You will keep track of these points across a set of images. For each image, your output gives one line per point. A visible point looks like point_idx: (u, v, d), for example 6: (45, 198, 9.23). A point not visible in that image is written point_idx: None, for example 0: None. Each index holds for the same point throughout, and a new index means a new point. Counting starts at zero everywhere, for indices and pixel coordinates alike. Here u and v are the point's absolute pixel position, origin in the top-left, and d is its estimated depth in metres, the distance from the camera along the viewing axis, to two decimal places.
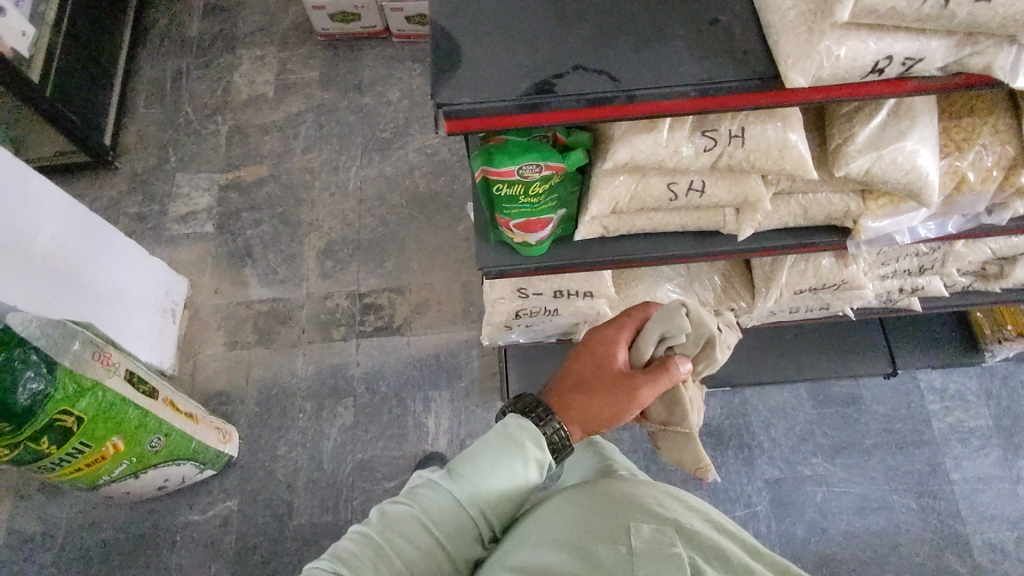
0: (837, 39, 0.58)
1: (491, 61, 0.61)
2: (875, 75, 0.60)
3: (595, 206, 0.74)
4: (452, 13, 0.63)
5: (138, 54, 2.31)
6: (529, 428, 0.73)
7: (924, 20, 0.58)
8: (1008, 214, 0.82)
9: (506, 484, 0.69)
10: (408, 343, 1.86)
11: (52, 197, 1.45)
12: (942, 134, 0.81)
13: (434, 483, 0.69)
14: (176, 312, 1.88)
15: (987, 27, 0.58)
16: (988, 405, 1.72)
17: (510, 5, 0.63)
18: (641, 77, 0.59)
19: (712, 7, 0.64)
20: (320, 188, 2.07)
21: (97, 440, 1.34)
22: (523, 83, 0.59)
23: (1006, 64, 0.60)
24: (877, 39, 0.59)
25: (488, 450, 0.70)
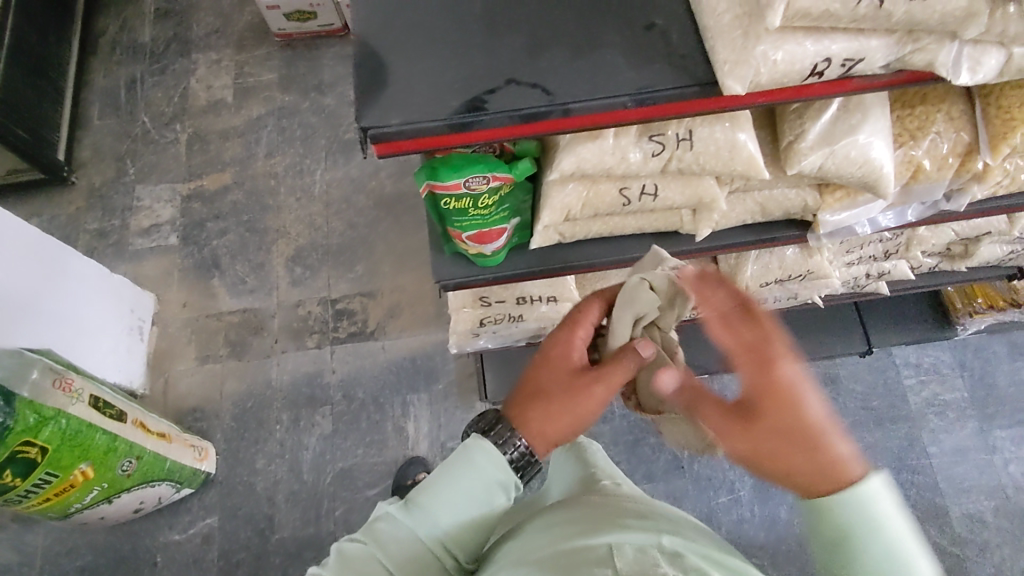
0: (773, 43, 0.57)
1: (423, 79, 0.60)
2: (816, 78, 0.60)
3: (547, 215, 0.73)
4: (381, 29, 0.63)
5: (89, 63, 2.24)
6: (490, 450, 0.71)
7: (860, 20, 0.57)
8: (967, 200, 0.82)
9: (468, 510, 0.68)
10: (383, 347, 1.83)
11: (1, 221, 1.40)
12: (896, 124, 0.81)
13: (393, 517, 0.67)
14: (143, 329, 1.83)
15: (926, 25, 0.58)
16: (962, 378, 1.73)
17: (440, 20, 0.63)
18: (576, 89, 0.59)
19: (650, 11, 0.63)
20: (285, 194, 2.03)
21: (64, 468, 1.31)
22: (454, 102, 0.59)
23: (949, 61, 0.61)
24: (816, 41, 0.58)
25: (447, 478, 0.69)
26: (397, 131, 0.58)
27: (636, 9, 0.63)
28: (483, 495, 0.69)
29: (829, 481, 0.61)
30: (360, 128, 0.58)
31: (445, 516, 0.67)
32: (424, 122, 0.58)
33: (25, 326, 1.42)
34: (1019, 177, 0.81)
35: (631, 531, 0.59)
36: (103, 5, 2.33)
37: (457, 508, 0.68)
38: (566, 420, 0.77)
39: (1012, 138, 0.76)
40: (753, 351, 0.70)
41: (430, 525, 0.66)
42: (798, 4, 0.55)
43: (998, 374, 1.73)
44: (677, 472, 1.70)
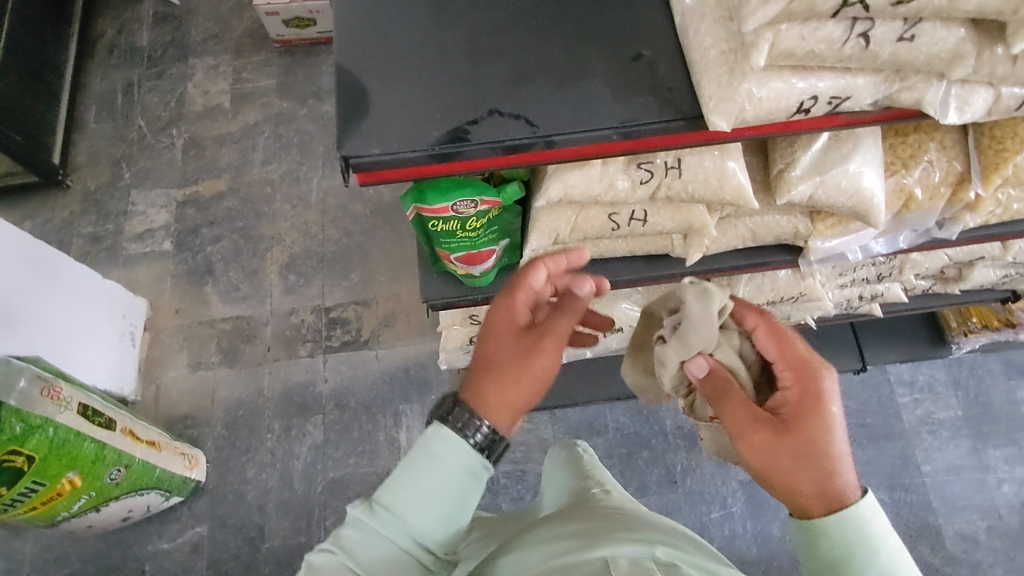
0: (758, 82, 0.58)
1: (407, 105, 0.60)
2: (803, 114, 0.61)
3: (536, 239, 0.74)
4: (358, 55, 0.62)
5: (86, 67, 2.23)
6: (449, 439, 0.65)
7: (846, 61, 0.58)
8: (959, 228, 0.82)
9: (438, 509, 0.64)
10: (377, 356, 1.83)
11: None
12: (889, 152, 0.80)
13: (362, 522, 0.65)
14: (135, 335, 1.82)
15: (913, 65, 0.59)
16: (956, 396, 1.73)
17: (421, 46, 0.62)
18: (560, 120, 0.59)
19: (635, 40, 0.63)
20: (280, 201, 2.02)
21: (51, 477, 1.29)
22: (435, 132, 0.59)
23: (936, 99, 0.61)
24: (801, 79, 0.60)
25: (409, 474, 0.64)
26: (380, 160, 0.58)
27: (619, 39, 0.63)
28: (451, 487, 0.65)
29: (829, 499, 0.70)
30: (341, 157, 0.58)
31: (415, 520, 0.64)
32: (406, 152, 0.58)
33: (14, 333, 1.41)
34: (1012, 207, 0.81)
35: (625, 543, 0.57)
36: (101, 8, 2.33)
37: (424, 508, 0.64)
38: (526, 385, 0.71)
39: (1005, 169, 0.76)
40: (794, 365, 0.77)
41: (401, 531, 0.64)
42: (783, 43, 0.56)
43: (992, 393, 1.73)
44: (670, 487, 1.69)
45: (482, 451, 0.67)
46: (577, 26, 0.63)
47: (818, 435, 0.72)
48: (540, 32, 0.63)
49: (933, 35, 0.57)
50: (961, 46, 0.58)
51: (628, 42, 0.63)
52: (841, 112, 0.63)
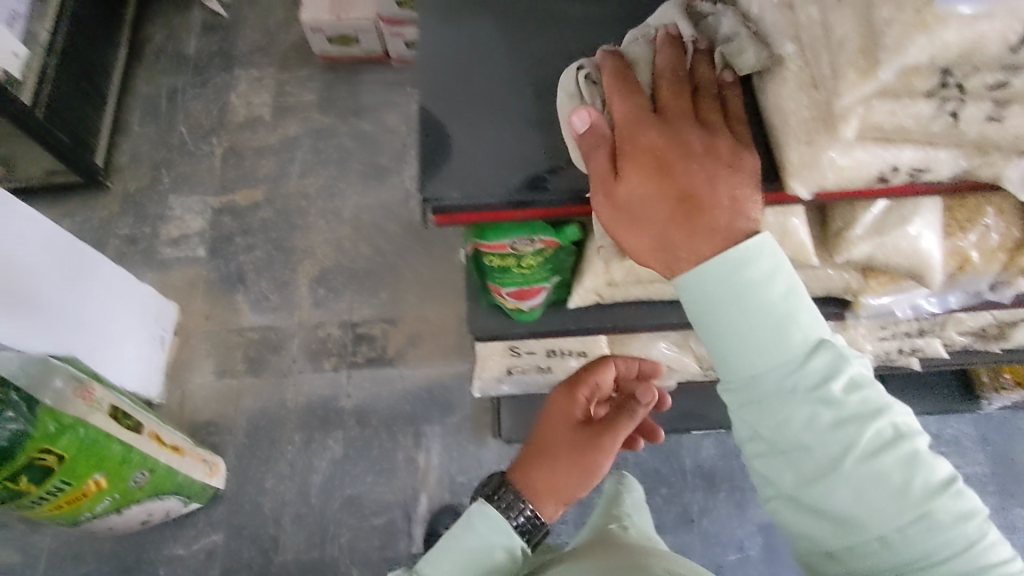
0: (841, 150, 0.55)
1: (490, 149, 0.62)
2: (881, 183, 0.59)
3: (590, 279, 0.74)
4: (441, 98, 0.64)
5: (134, 71, 2.28)
6: (492, 517, 0.75)
7: (933, 137, 0.55)
8: (1012, 291, 0.83)
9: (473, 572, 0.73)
10: (401, 375, 1.84)
11: (34, 229, 1.43)
12: (946, 214, 0.79)
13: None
14: (165, 339, 1.84)
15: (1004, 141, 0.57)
16: (984, 452, 1.70)
17: (502, 93, 0.64)
18: None
19: None
20: (315, 215, 2.06)
21: (78, 477, 1.30)
22: (515, 178, 0.61)
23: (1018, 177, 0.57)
24: (884, 150, 0.56)
25: (451, 544, 0.74)
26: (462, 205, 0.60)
27: None
28: (490, 562, 0.74)
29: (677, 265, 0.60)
30: (423, 200, 0.60)
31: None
32: (485, 198, 0.60)
33: (50, 333, 1.44)
34: None
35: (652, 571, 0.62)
36: (153, 15, 2.38)
37: (464, 567, 0.73)
38: (577, 474, 0.84)
39: None
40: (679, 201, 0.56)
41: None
42: (875, 118, 0.53)
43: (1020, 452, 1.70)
44: (687, 526, 1.68)
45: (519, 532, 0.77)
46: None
47: (727, 222, 0.57)
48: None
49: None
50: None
51: None
52: (914, 182, 0.61)
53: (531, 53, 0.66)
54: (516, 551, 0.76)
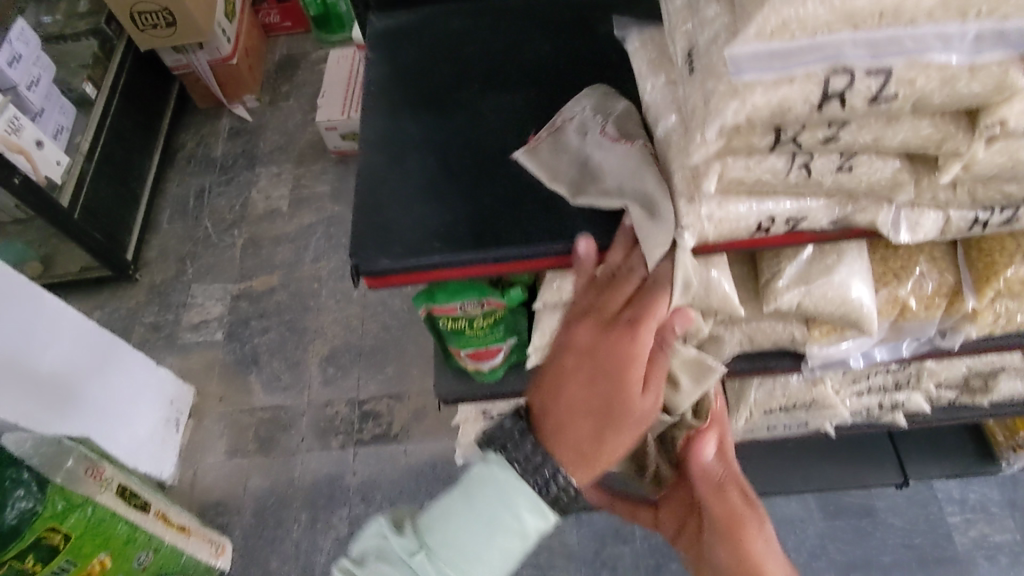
0: (718, 204, 0.53)
1: (408, 222, 0.57)
2: (762, 234, 0.55)
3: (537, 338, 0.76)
4: (385, 161, 0.61)
5: (166, 173, 2.46)
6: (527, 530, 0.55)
7: (876, 190, 0.53)
8: (962, 338, 0.75)
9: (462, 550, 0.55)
10: (406, 451, 1.82)
11: (44, 309, 1.42)
12: (878, 263, 0.74)
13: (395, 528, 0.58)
14: (180, 421, 1.88)
15: (862, 189, 0.53)
16: (1014, 518, 1.57)
17: (443, 163, 0.60)
18: (536, 233, 0.55)
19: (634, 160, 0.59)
20: (326, 296, 2.12)
21: (83, 557, 1.29)
22: (437, 240, 0.55)
23: (890, 220, 0.55)
24: (758, 202, 0.54)
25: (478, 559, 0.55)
26: (392, 268, 0.55)
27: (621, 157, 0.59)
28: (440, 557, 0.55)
29: None
30: (350, 262, 0.55)
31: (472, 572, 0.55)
32: (417, 259, 0.55)
33: (59, 419, 1.43)
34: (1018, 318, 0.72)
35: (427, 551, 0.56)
36: (186, 123, 2.58)
37: None
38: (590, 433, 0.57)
39: (997, 282, 0.69)
40: None
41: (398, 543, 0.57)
42: (731, 174, 0.52)
43: None
44: None
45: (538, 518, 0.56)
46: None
47: None
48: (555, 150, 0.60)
49: (870, 166, 0.52)
50: (898, 175, 0.52)
51: None
52: (803, 230, 0.56)
53: (473, 119, 0.62)
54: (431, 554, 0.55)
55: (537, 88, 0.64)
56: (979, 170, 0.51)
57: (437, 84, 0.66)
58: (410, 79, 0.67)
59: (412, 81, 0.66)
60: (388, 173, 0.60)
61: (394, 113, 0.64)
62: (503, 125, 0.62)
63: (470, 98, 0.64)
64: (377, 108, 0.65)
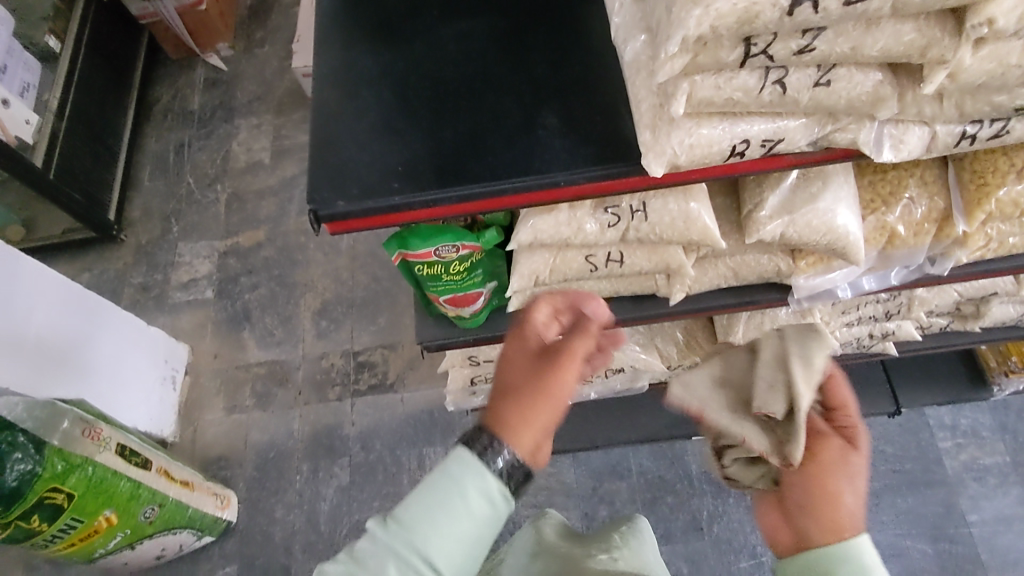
0: (688, 129, 0.50)
1: (365, 163, 0.54)
2: (737, 158, 0.52)
3: (516, 282, 0.74)
4: (341, 100, 0.57)
5: (143, 129, 2.38)
6: (485, 486, 0.49)
7: (858, 106, 0.50)
8: (952, 264, 0.72)
9: (433, 516, 0.48)
10: (402, 399, 1.83)
11: (24, 276, 1.38)
12: (867, 190, 0.72)
13: (367, 537, 0.48)
14: (176, 379, 1.88)
15: (841, 107, 0.50)
16: (1004, 440, 1.59)
17: (401, 99, 0.56)
18: (499, 168, 0.52)
19: (605, 86, 0.55)
20: (314, 249, 2.09)
21: (88, 515, 1.31)
22: (396, 181, 0.53)
23: (872, 139, 0.52)
24: (731, 124, 0.51)
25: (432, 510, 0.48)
26: (350, 212, 0.52)
27: (591, 85, 0.55)
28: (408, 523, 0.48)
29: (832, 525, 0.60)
30: (307, 208, 0.52)
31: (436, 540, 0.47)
32: (375, 201, 0.52)
33: (47, 382, 1.42)
34: (1008, 240, 0.71)
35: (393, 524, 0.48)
36: (159, 76, 2.49)
37: None
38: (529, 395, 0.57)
39: (989, 205, 0.66)
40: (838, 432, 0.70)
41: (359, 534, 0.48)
42: (699, 94, 0.49)
43: None
44: (696, 533, 1.61)
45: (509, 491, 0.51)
46: (564, 65, 0.56)
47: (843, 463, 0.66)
48: (521, 79, 0.56)
49: (848, 80, 0.49)
50: (879, 88, 0.49)
51: (592, 95, 0.55)
52: (782, 153, 0.53)
53: (434, 50, 0.58)
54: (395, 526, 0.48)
55: (501, 14, 0.60)
56: (966, 79, 0.48)
57: (396, 15, 0.61)
58: (366, 10, 0.62)
59: (367, 12, 0.62)
60: (344, 113, 0.56)
61: (351, 49, 0.60)
62: (465, 54, 0.58)
63: (429, 27, 0.60)
64: (333, 43, 0.60)
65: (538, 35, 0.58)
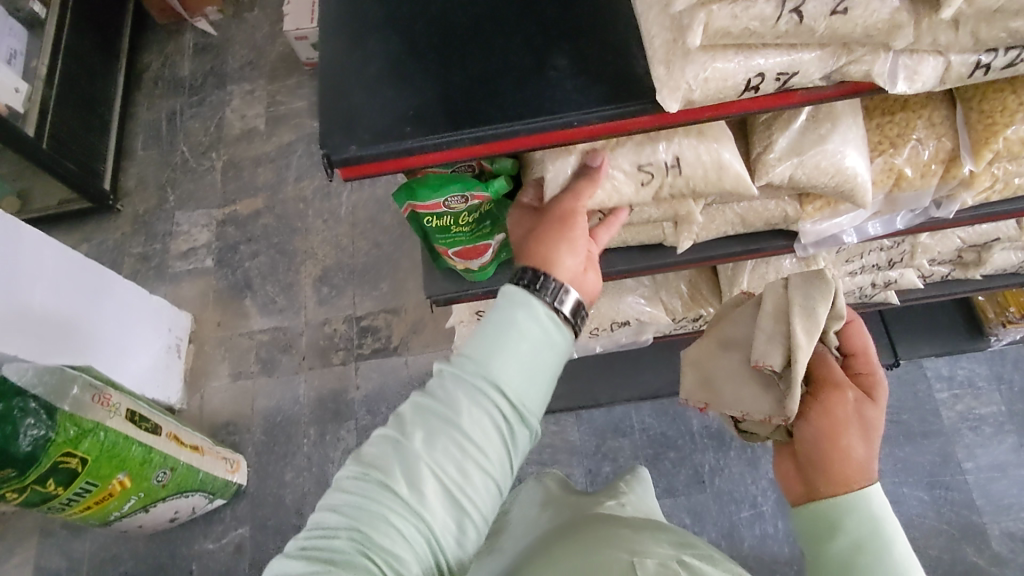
0: (702, 64, 0.50)
1: (375, 109, 0.53)
2: (751, 94, 0.52)
3: None
4: (348, 47, 0.56)
5: (134, 98, 2.35)
6: (541, 316, 0.56)
7: (876, 37, 0.50)
8: (957, 207, 0.74)
9: (498, 352, 0.54)
10: (406, 363, 1.85)
11: (26, 247, 1.38)
12: (873, 132, 0.72)
13: (443, 376, 0.54)
14: (181, 347, 1.89)
15: (855, 38, 0.50)
16: (999, 391, 1.62)
17: (408, 44, 0.56)
18: (512, 109, 0.52)
19: (614, 28, 0.54)
20: (313, 217, 2.08)
21: (103, 478, 1.33)
22: (408, 125, 0.52)
23: (886, 71, 0.52)
24: (747, 57, 0.51)
25: (494, 346, 0.54)
26: (362, 156, 0.52)
27: (600, 26, 0.54)
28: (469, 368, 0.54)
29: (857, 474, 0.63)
30: (320, 153, 0.52)
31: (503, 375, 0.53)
32: (387, 145, 0.52)
33: (54, 351, 1.43)
34: (1014, 181, 0.71)
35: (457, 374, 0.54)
36: (148, 43, 2.44)
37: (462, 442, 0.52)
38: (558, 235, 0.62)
39: (995, 143, 0.66)
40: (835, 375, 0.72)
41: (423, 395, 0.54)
42: (716, 24, 0.48)
43: None
44: (699, 487, 1.64)
45: (561, 315, 0.57)
46: (573, 6, 0.55)
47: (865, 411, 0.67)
48: (530, 21, 0.55)
49: (866, 8, 0.48)
50: (897, 16, 0.49)
51: (602, 36, 0.54)
52: (795, 89, 0.54)
53: None
54: (458, 374, 0.54)
55: None
56: (984, 3, 0.47)
57: None
58: None
59: None
60: (352, 60, 0.56)
61: None
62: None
63: None
64: None
65: None
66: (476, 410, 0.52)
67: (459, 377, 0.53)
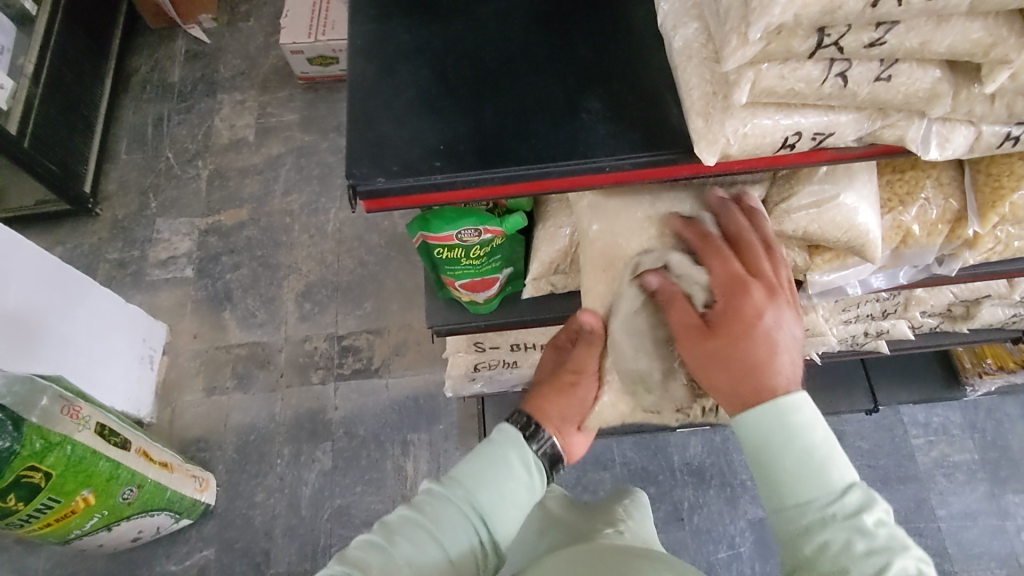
0: (743, 119, 0.50)
1: (403, 139, 0.52)
2: (787, 151, 0.53)
3: (535, 267, 0.77)
4: (378, 75, 0.55)
5: (121, 100, 2.30)
6: (524, 458, 0.67)
7: (911, 103, 0.51)
8: (960, 265, 0.75)
9: (485, 481, 0.65)
10: (386, 385, 1.81)
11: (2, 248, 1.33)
12: (884, 189, 0.73)
13: (432, 493, 0.64)
14: (154, 358, 1.83)
15: (893, 104, 0.51)
16: (973, 439, 1.65)
17: (439, 77, 0.55)
18: (543, 149, 0.51)
19: (648, 74, 0.54)
20: (298, 231, 2.05)
21: (66, 494, 1.26)
22: (436, 159, 0.51)
23: (919, 136, 0.53)
24: (785, 115, 0.51)
25: (483, 473, 0.65)
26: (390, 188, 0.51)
27: (632, 72, 0.54)
28: (460, 490, 0.64)
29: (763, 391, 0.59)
30: (346, 182, 0.51)
31: (487, 502, 0.64)
32: (416, 179, 0.51)
33: (23, 357, 1.36)
34: (1015, 244, 0.73)
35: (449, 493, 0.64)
36: (138, 46, 2.40)
37: (444, 552, 0.60)
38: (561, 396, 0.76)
39: (1002, 207, 0.68)
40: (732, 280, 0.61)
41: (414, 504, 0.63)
42: (763, 83, 0.48)
43: (1011, 438, 1.65)
44: (677, 524, 1.63)
45: (542, 465, 0.69)
46: (607, 50, 0.56)
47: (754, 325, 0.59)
48: (562, 62, 0.55)
49: (909, 76, 0.50)
50: (938, 85, 0.50)
51: (634, 82, 0.54)
52: (825, 148, 0.54)
53: (473, 28, 0.57)
54: (447, 493, 0.64)
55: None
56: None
57: None
58: None
59: None
60: (381, 88, 0.55)
61: (385, 22, 0.58)
62: (502, 35, 0.56)
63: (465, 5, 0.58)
64: (367, 15, 0.59)
65: (577, 19, 0.57)
66: (461, 528, 0.62)
67: (450, 496, 0.63)
